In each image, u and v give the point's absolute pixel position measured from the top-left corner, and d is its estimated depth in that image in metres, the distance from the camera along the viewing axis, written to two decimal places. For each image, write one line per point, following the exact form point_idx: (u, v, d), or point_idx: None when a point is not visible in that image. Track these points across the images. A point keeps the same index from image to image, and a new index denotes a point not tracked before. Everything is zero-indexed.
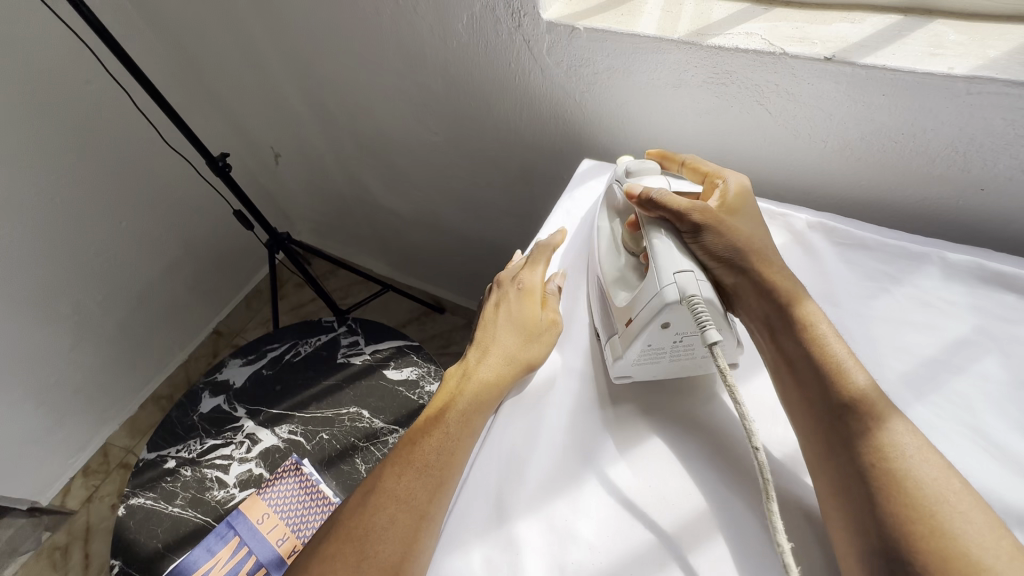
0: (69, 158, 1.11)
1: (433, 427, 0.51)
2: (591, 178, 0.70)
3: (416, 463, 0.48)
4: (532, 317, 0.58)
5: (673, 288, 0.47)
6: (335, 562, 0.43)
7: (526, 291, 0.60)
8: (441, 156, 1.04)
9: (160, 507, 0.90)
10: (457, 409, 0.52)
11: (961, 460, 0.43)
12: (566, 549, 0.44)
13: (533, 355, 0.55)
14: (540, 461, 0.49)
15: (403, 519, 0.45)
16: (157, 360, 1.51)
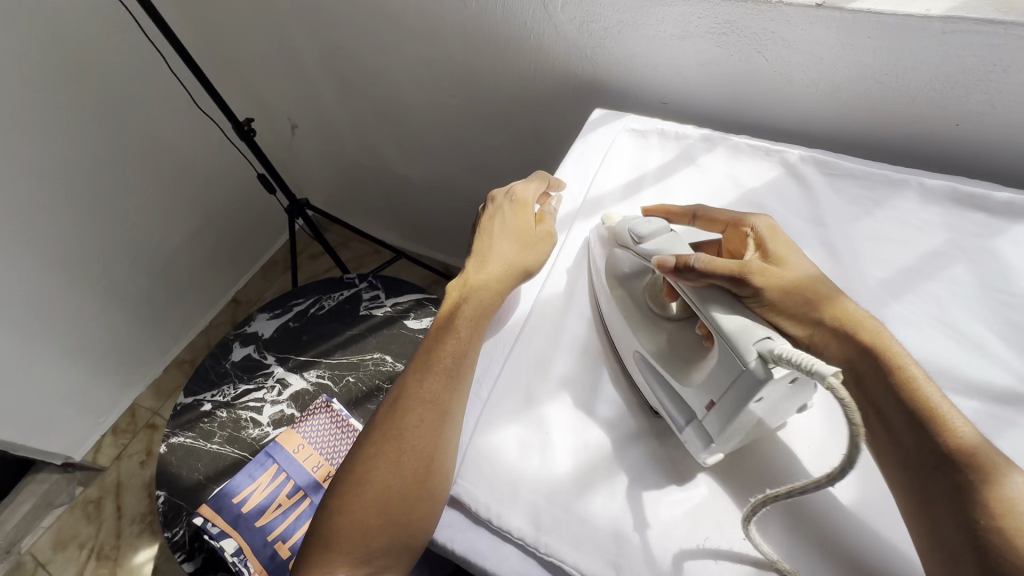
0: (100, 124, 1.17)
1: (449, 336, 0.54)
2: (600, 126, 0.72)
3: (438, 365, 0.52)
4: (530, 227, 0.62)
5: (757, 365, 0.41)
6: (376, 458, 0.48)
7: (518, 200, 0.63)
8: (456, 120, 1.09)
9: (199, 444, 0.97)
10: (468, 314, 0.56)
11: (929, 346, 0.50)
12: (588, 429, 0.51)
13: (532, 259, 0.60)
14: (564, 360, 0.55)
15: (431, 415, 0.49)
16: (180, 326, 1.57)
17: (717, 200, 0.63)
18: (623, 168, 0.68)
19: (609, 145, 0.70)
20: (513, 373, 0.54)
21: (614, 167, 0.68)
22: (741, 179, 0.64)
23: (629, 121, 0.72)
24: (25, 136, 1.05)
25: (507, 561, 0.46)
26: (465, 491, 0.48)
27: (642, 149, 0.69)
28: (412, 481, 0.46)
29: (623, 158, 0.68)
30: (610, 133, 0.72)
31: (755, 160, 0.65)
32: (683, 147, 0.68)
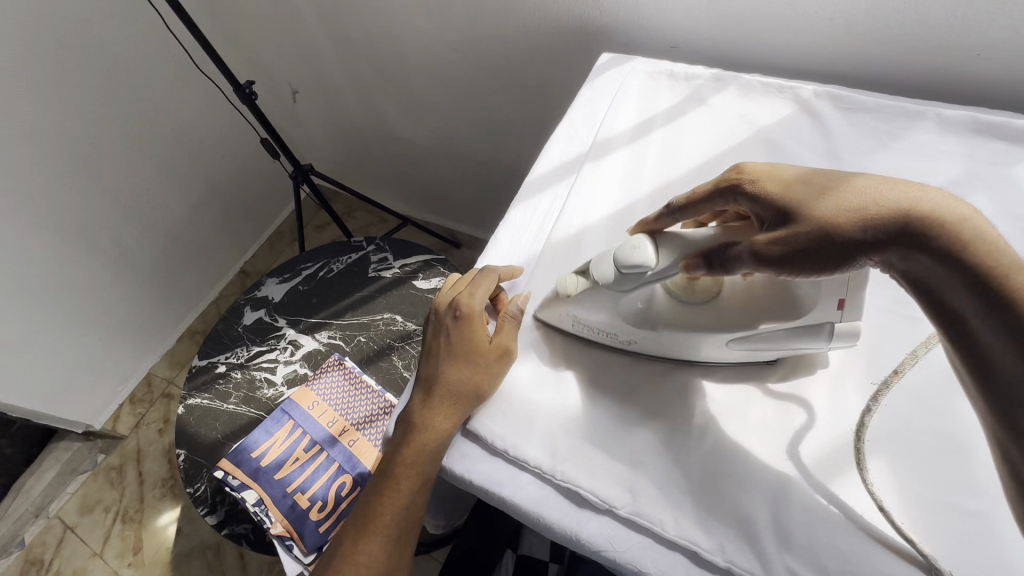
0: (102, 92, 1.15)
1: (402, 474, 0.50)
2: (609, 69, 0.71)
3: (393, 500, 0.50)
4: (480, 343, 0.52)
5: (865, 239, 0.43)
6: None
7: (463, 314, 0.53)
8: (459, 76, 1.07)
9: (216, 405, 0.98)
10: (417, 447, 0.49)
11: None
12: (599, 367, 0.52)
13: (483, 381, 0.50)
14: None
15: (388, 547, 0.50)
16: (190, 297, 1.59)
17: (728, 139, 0.62)
18: (632, 106, 0.66)
19: (617, 90, 0.68)
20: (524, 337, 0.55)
21: (623, 109, 0.66)
22: (753, 118, 0.63)
23: (638, 63, 0.70)
24: (29, 104, 1.04)
25: (524, 488, 0.47)
26: (482, 426, 0.49)
27: (650, 90, 0.67)
28: None
29: (633, 97, 0.67)
30: (619, 76, 0.70)
31: (768, 98, 0.64)
32: (693, 88, 0.67)
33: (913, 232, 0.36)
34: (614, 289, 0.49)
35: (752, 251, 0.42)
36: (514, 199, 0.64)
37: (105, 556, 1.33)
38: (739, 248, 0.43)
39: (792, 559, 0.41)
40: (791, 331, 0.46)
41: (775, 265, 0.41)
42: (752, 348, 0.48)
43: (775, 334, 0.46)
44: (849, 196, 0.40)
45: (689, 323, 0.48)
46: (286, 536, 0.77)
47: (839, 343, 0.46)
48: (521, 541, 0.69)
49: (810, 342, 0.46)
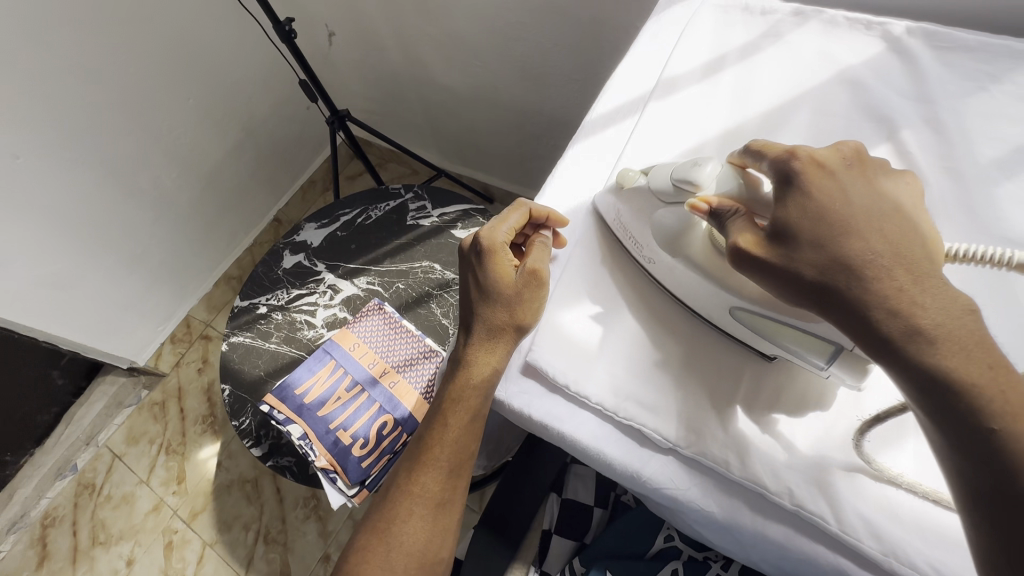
0: (141, 26, 1.13)
1: (451, 410, 0.51)
2: (677, 3, 0.67)
3: (445, 435, 0.51)
4: (510, 277, 0.52)
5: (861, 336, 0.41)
6: (393, 505, 0.51)
7: (487, 253, 0.53)
8: (506, 14, 1.02)
9: (258, 343, 1.00)
10: (466, 380, 0.51)
11: None
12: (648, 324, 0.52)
13: (522, 313, 0.51)
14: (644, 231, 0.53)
15: (442, 478, 0.51)
16: (225, 243, 1.61)
17: (808, 78, 0.58)
18: (702, 42, 0.63)
19: (685, 27, 0.65)
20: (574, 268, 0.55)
21: (692, 45, 0.62)
22: (836, 56, 0.58)
23: None
24: (71, 35, 1.03)
25: (586, 426, 0.49)
26: (541, 359, 0.51)
27: (723, 25, 0.63)
28: (433, 534, 0.50)
29: (703, 31, 0.63)
30: (689, 10, 0.67)
31: (854, 35, 0.59)
32: (770, 24, 0.62)
33: (901, 334, 0.36)
34: (658, 199, 0.51)
35: (733, 245, 0.43)
36: (575, 136, 0.62)
37: (151, 484, 1.40)
38: (733, 228, 0.44)
39: (865, 508, 0.42)
40: (798, 339, 0.44)
41: (751, 270, 0.43)
42: (749, 336, 0.48)
43: (776, 334, 0.45)
44: (869, 271, 0.38)
45: (714, 278, 0.48)
46: (329, 469, 0.80)
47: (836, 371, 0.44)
48: (565, 486, 0.73)
49: (809, 359, 0.44)
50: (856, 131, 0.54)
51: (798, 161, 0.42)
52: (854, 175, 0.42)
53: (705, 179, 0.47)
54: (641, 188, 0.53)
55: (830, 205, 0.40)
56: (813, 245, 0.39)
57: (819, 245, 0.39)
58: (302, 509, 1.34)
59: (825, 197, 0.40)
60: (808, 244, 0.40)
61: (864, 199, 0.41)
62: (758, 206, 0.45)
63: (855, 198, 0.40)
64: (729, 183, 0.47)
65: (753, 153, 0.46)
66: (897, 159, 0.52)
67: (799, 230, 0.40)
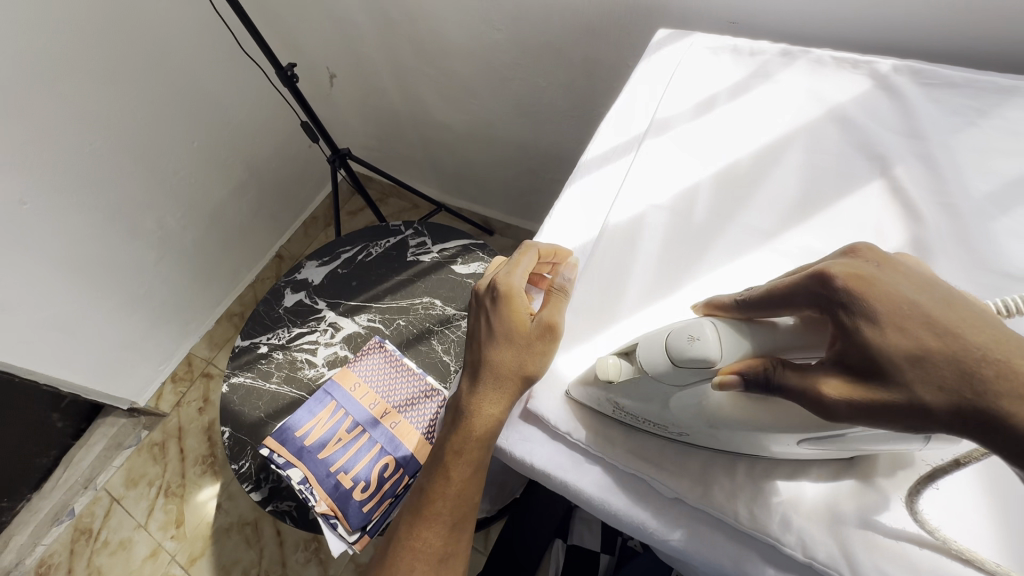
0: (148, 73, 1.17)
1: (454, 463, 0.50)
2: (667, 45, 0.70)
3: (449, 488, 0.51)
4: (525, 325, 0.52)
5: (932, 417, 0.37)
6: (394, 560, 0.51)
7: (504, 297, 0.53)
8: (500, 55, 1.05)
9: (259, 384, 1.00)
10: (471, 433, 0.50)
11: None
12: None
13: (531, 365, 0.50)
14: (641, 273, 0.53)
15: (442, 533, 0.51)
16: (228, 280, 1.62)
17: (798, 116, 0.59)
18: (692, 84, 0.65)
19: (675, 69, 0.67)
20: None
21: (682, 88, 0.64)
22: (824, 94, 0.59)
23: (698, 39, 0.69)
24: (77, 85, 1.06)
25: (590, 477, 0.48)
26: (542, 408, 0.50)
27: (713, 67, 0.65)
28: None
29: (691, 73, 0.65)
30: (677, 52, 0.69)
31: (841, 74, 0.60)
32: (758, 63, 0.64)
33: None
34: (659, 381, 0.43)
35: (820, 399, 0.35)
36: (571, 176, 0.63)
37: (149, 528, 1.37)
38: (798, 388, 0.36)
39: (881, 560, 0.41)
40: (887, 441, 0.39)
41: (851, 420, 0.34)
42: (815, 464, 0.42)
43: (854, 455, 0.39)
44: (987, 369, 0.30)
45: (741, 425, 0.41)
46: (329, 515, 0.78)
47: (929, 439, 0.40)
48: (570, 531, 0.75)
49: (903, 442, 0.40)
50: (848, 167, 0.55)
51: (831, 277, 0.36)
52: (894, 272, 0.36)
53: (715, 351, 0.40)
54: (626, 365, 0.45)
55: (891, 306, 0.34)
56: (910, 362, 0.32)
57: (919, 359, 0.32)
58: (303, 552, 1.31)
59: (876, 293, 0.35)
60: (908, 364, 0.32)
61: (920, 294, 0.35)
62: (792, 351, 0.39)
63: (914, 292, 0.34)
64: (738, 344, 0.40)
65: (754, 304, 0.41)
66: (891, 195, 0.53)
67: (889, 350, 0.33)
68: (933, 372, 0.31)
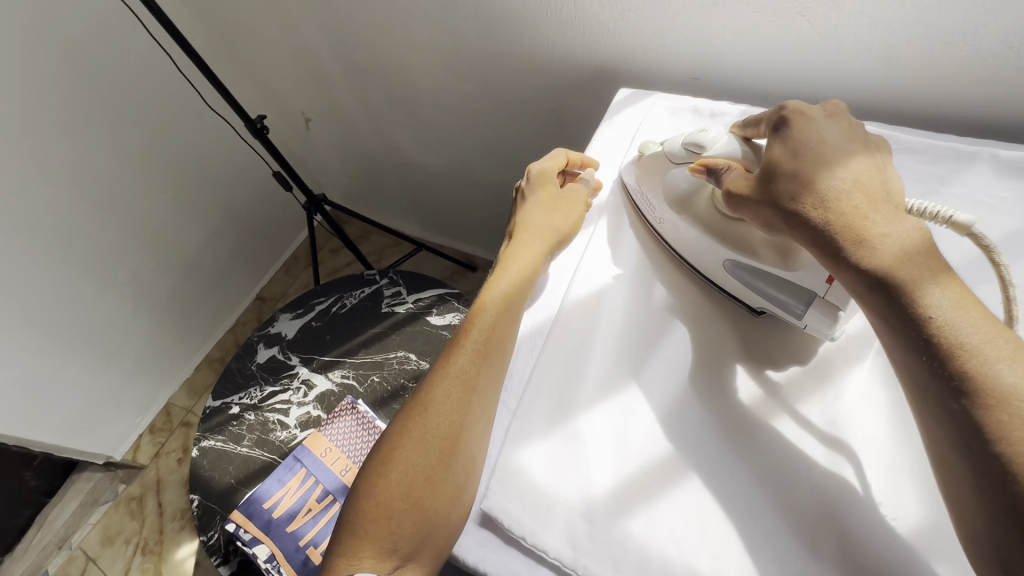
0: (118, 127, 1.15)
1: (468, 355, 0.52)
2: (629, 106, 0.70)
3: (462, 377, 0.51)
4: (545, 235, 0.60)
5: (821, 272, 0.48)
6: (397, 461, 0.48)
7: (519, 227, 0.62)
8: (471, 105, 1.05)
9: (230, 447, 0.97)
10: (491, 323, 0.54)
11: None
12: (622, 449, 0.47)
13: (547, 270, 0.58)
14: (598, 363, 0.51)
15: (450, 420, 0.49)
16: (207, 326, 1.59)
17: None
18: None
19: (638, 130, 0.67)
20: (547, 378, 0.50)
21: (644, 152, 0.65)
22: None
23: (659, 99, 0.69)
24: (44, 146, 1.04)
25: None
26: (496, 506, 0.45)
27: (674, 130, 0.66)
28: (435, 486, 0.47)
29: (653, 136, 0.66)
30: (639, 112, 0.70)
31: None
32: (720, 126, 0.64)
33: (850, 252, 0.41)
34: (670, 160, 0.57)
35: (728, 192, 0.49)
36: None
37: None
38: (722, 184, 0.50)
39: None
40: (777, 284, 0.50)
41: (740, 209, 0.49)
42: (738, 289, 0.53)
43: (759, 281, 0.51)
44: (829, 195, 0.43)
45: (709, 227, 0.54)
46: None
47: (812, 320, 0.48)
48: None
49: (788, 305, 0.49)
50: None
51: (789, 109, 0.48)
52: (832, 121, 0.48)
53: (710, 142, 0.54)
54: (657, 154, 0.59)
55: (807, 138, 0.46)
56: (788, 181, 0.45)
57: (794, 179, 0.45)
58: None
59: (802, 126, 0.47)
60: (785, 182, 0.45)
61: (837, 139, 0.47)
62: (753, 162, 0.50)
63: (828, 137, 0.46)
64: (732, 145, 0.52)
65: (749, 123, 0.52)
66: None
67: (783, 166, 0.45)
68: (793, 190, 0.44)
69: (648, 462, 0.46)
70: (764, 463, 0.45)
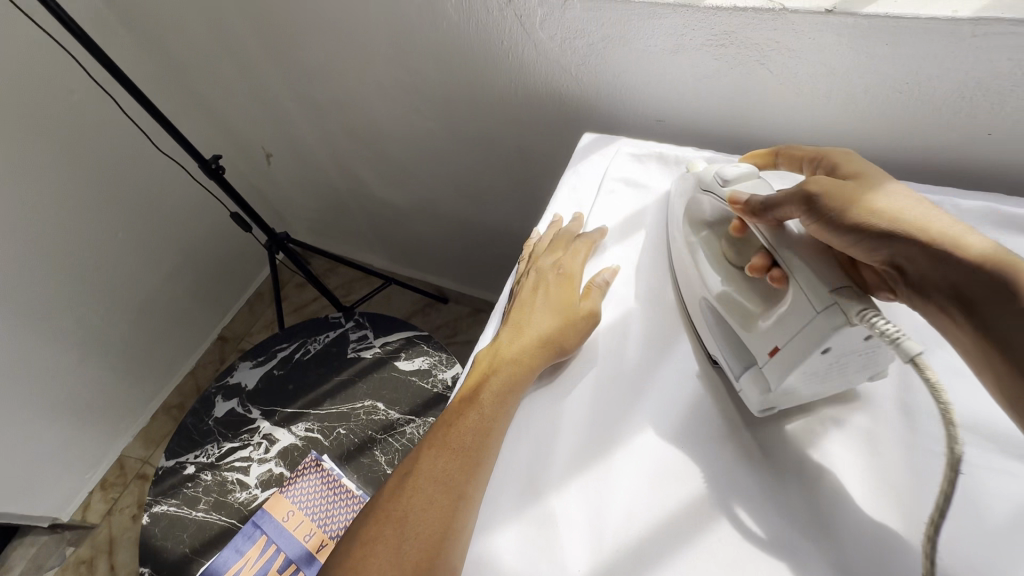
0: (60, 169, 1.09)
1: (464, 429, 0.49)
2: (593, 152, 0.70)
3: (457, 448, 0.48)
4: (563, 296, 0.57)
5: (830, 316, 0.41)
6: (376, 544, 0.44)
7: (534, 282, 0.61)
8: (435, 142, 1.03)
9: (184, 512, 0.90)
10: (492, 394, 0.51)
11: None
12: (598, 527, 0.45)
13: (567, 340, 0.54)
14: (568, 438, 0.50)
15: (440, 496, 0.45)
16: (164, 370, 1.50)
17: None
18: (622, 197, 0.66)
19: (604, 178, 0.67)
20: (517, 455, 0.50)
21: (613, 199, 0.66)
22: None
23: (624, 144, 0.69)
24: None
25: None
26: None
27: (638, 178, 0.66)
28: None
29: (620, 184, 0.66)
30: (605, 158, 0.69)
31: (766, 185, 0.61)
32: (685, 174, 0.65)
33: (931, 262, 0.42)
34: (699, 185, 0.56)
35: (768, 204, 0.48)
36: (490, 318, 0.64)
37: None
38: (799, 199, 0.47)
39: None
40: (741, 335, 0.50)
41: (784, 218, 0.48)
42: (705, 329, 0.54)
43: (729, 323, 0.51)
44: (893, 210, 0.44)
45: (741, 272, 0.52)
46: None
47: (746, 381, 0.49)
48: None
49: (732, 363, 0.50)
50: None
51: (829, 155, 0.52)
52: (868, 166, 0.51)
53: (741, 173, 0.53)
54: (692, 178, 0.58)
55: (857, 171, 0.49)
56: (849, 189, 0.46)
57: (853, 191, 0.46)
58: None
59: (846, 165, 0.50)
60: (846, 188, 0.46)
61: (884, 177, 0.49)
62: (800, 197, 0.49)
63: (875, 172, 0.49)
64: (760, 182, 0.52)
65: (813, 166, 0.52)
66: None
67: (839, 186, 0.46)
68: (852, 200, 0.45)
69: (626, 541, 0.44)
70: (743, 537, 0.43)
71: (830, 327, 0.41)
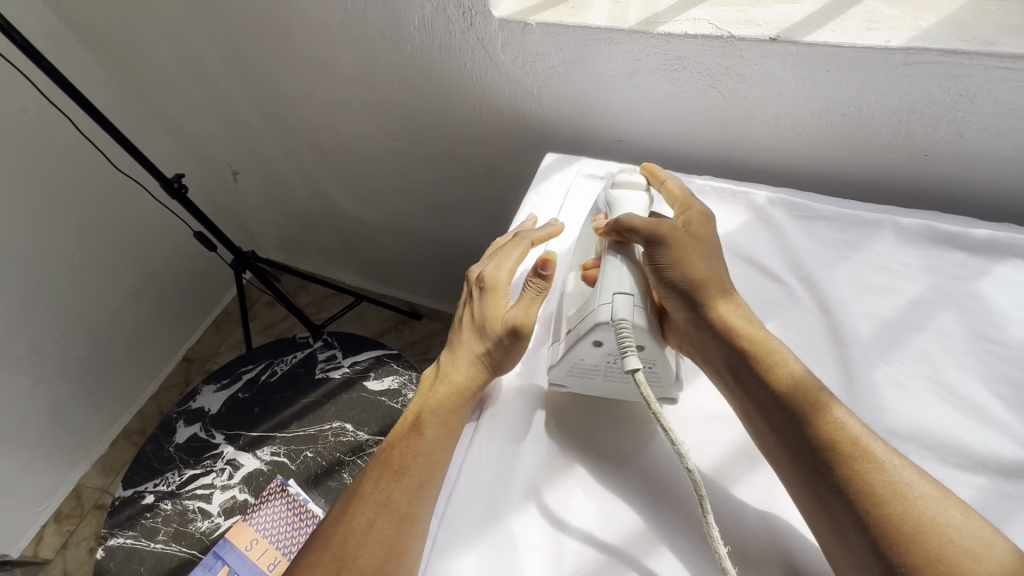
0: (13, 190, 1.05)
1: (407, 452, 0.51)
2: (555, 171, 0.71)
3: (404, 474, 0.50)
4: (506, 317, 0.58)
5: (606, 310, 0.49)
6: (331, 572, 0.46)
7: (473, 284, 0.62)
8: (402, 161, 1.03)
9: (142, 544, 0.87)
10: (435, 419, 0.53)
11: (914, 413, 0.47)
12: (555, 548, 0.46)
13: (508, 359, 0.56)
14: (528, 463, 0.51)
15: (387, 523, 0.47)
16: (125, 395, 1.45)
17: None
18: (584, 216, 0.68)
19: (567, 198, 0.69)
20: (475, 481, 0.51)
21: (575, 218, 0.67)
22: None
23: (584, 164, 0.71)
24: None
25: None
26: None
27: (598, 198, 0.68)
28: None
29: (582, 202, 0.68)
30: (566, 177, 0.71)
31: (721, 204, 0.64)
32: None
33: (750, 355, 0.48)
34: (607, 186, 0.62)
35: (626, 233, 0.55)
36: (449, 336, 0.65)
37: None
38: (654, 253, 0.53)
39: None
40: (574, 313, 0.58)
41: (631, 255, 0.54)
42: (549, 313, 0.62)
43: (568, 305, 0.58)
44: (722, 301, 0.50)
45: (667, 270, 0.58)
46: None
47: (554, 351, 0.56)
48: None
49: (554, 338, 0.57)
50: None
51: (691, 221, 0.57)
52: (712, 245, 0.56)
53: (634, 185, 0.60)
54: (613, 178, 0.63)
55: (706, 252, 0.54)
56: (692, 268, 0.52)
57: (693, 272, 0.52)
58: None
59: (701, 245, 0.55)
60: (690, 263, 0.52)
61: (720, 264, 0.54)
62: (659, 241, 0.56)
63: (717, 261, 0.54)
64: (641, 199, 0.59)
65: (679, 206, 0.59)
66: None
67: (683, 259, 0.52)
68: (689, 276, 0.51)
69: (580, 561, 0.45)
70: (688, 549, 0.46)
71: (598, 323, 0.49)
